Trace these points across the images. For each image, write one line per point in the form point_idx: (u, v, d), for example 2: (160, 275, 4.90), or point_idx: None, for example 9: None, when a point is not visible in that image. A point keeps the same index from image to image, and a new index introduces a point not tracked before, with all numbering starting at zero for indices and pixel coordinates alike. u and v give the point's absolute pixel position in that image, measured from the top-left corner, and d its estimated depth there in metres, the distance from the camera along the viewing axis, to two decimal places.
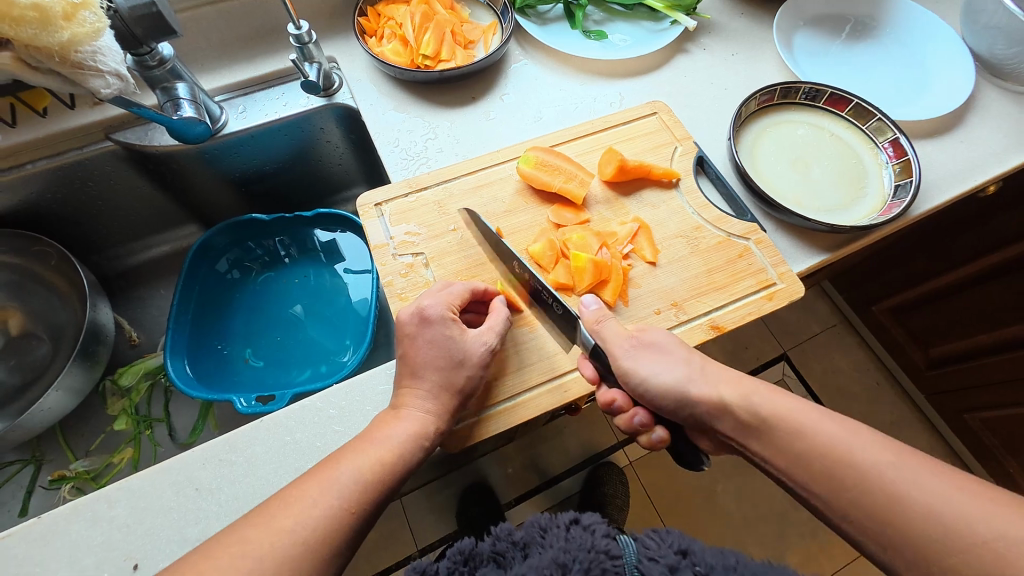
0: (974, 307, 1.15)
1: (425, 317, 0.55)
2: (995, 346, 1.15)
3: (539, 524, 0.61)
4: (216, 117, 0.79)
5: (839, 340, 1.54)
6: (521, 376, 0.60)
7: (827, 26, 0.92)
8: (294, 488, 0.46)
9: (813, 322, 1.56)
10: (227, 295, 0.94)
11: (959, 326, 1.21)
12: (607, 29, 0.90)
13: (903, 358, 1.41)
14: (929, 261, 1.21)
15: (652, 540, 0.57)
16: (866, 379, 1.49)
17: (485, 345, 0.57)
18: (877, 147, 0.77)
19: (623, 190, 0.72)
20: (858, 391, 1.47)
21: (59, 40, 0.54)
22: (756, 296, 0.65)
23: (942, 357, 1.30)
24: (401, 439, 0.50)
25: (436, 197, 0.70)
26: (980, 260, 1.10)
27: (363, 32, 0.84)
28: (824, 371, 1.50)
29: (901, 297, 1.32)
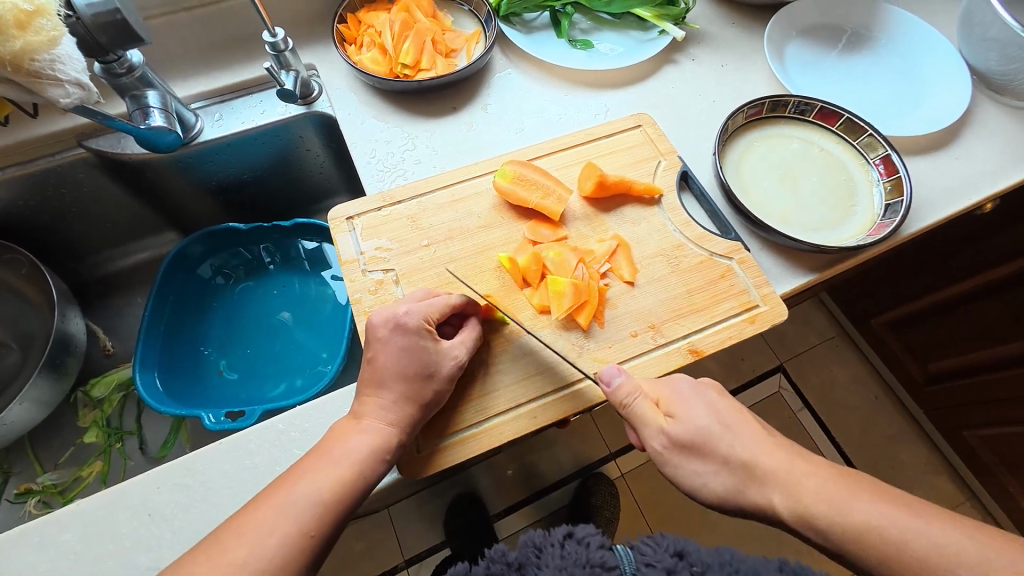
0: (972, 322, 1.12)
1: (384, 341, 0.53)
2: (994, 363, 1.12)
3: (532, 543, 0.55)
4: (191, 125, 0.78)
5: (837, 353, 1.51)
6: (488, 402, 0.57)
7: (821, 37, 0.89)
8: (246, 517, 0.45)
9: (811, 334, 1.53)
10: (207, 303, 0.92)
11: (956, 342, 1.18)
12: (594, 37, 0.88)
13: (901, 373, 1.38)
14: (925, 276, 1.18)
15: (647, 545, 0.54)
16: (864, 394, 1.45)
17: (455, 359, 0.55)
18: (868, 163, 0.74)
19: (603, 206, 0.69)
20: (855, 406, 1.44)
21: (11, 49, 0.52)
22: (738, 319, 0.63)
23: (940, 372, 1.27)
24: (361, 462, 0.49)
25: (410, 210, 0.68)
26: (978, 277, 1.08)
27: (343, 40, 0.82)
28: (822, 385, 1.47)
29: (900, 311, 1.29)
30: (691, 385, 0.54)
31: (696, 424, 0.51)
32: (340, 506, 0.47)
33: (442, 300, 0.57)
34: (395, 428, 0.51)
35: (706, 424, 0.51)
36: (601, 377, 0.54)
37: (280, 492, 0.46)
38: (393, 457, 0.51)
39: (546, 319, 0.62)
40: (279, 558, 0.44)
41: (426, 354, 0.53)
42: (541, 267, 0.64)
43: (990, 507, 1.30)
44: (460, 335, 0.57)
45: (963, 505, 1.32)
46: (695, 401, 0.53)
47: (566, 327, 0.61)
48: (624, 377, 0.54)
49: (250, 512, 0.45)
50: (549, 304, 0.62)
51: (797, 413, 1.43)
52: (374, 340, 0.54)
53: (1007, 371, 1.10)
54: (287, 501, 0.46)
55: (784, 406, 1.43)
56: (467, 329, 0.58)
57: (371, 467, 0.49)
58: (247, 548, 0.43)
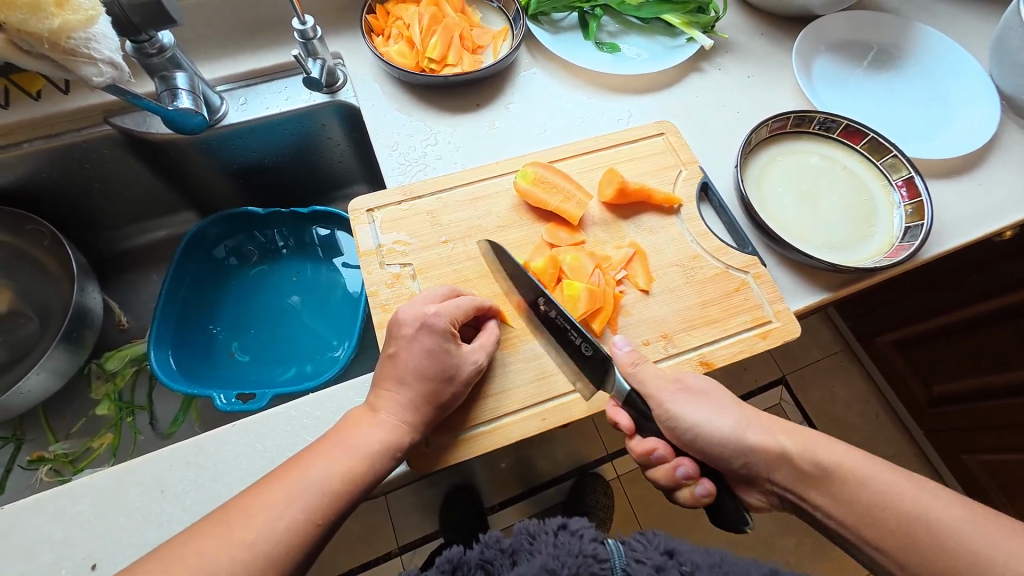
0: (985, 344, 1.11)
1: (401, 334, 0.54)
2: (1001, 390, 1.12)
3: (527, 530, 0.50)
4: (216, 107, 0.79)
5: (841, 368, 1.51)
6: (497, 401, 0.58)
7: (850, 53, 0.89)
8: (254, 497, 0.46)
9: (814, 348, 1.54)
10: (221, 283, 0.93)
11: (963, 365, 1.18)
12: (621, 41, 0.88)
13: (905, 393, 1.39)
14: (931, 296, 1.18)
15: (637, 542, 0.48)
16: (865, 411, 1.46)
17: (475, 363, 0.56)
18: (890, 185, 0.74)
19: (622, 213, 0.69)
20: (854, 422, 1.45)
21: (49, 27, 0.52)
22: (750, 334, 0.63)
23: (945, 395, 1.27)
24: (374, 457, 0.50)
25: (429, 206, 0.68)
26: (990, 301, 1.08)
27: (370, 30, 0.82)
28: (823, 398, 1.47)
29: (906, 331, 1.29)
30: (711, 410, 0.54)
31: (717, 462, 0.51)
32: (348, 489, 0.48)
33: (466, 303, 0.57)
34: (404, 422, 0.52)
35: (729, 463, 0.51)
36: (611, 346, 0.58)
37: (292, 480, 0.47)
38: (404, 453, 0.52)
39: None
40: (286, 548, 0.44)
41: (442, 351, 0.54)
42: (558, 270, 0.64)
43: None
44: (480, 339, 0.58)
45: None
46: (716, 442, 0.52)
47: None
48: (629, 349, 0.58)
49: (258, 492, 0.46)
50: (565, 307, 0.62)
51: (796, 426, 1.43)
52: (398, 336, 0.54)
53: (1014, 398, 1.10)
54: (298, 488, 0.46)
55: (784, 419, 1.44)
56: (487, 331, 0.59)
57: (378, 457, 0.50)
58: (254, 528, 0.44)
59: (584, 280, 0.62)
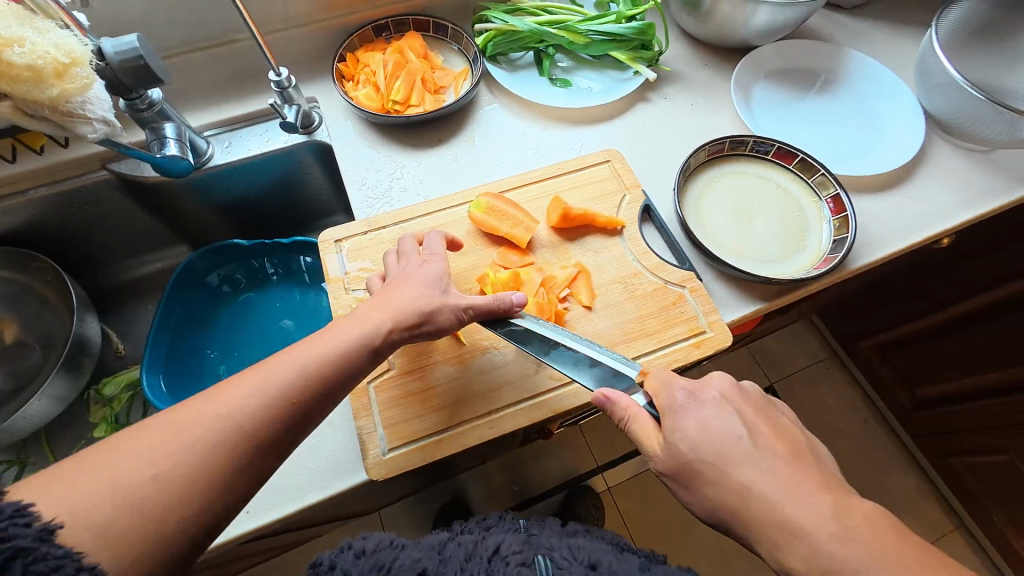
0: (960, 349, 1.17)
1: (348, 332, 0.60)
2: (978, 392, 1.16)
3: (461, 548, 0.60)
4: (202, 151, 0.86)
5: (827, 375, 1.56)
6: (449, 412, 0.63)
7: (786, 80, 0.95)
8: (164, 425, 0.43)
9: (802, 355, 1.60)
10: (214, 310, 1.01)
11: (942, 369, 1.23)
12: (573, 77, 0.95)
13: (890, 398, 1.43)
14: (913, 301, 1.24)
15: (563, 560, 0.58)
16: (855, 418, 1.50)
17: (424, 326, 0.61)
18: (820, 201, 0.80)
19: (569, 235, 0.76)
20: (845, 428, 1.49)
21: (49, 95, 0.60)
22: (685, 343, 0.68)
23: (928, 399, 1.31)
24: None
25: (392, 236, 0.75)
26: (958, 306, 1.14)
27: (342, 76, 0.90)
28: (813, 407, 1.52)
29: (887, 336, 1.35)
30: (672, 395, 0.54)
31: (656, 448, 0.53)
32: None
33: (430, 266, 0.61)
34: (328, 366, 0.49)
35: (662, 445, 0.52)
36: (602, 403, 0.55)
37: None
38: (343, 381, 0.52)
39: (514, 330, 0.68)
40: None
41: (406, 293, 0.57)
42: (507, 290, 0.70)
43: (977, 536, 1.33)
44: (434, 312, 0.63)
45: (950, 532, 1.35)
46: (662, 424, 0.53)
47: None
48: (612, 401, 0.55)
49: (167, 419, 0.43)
50: None
51: None
52: None
53: (991, 401, 1.14)
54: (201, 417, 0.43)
55: None
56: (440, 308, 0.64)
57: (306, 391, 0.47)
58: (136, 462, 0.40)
59: (530, 298, 0.68)
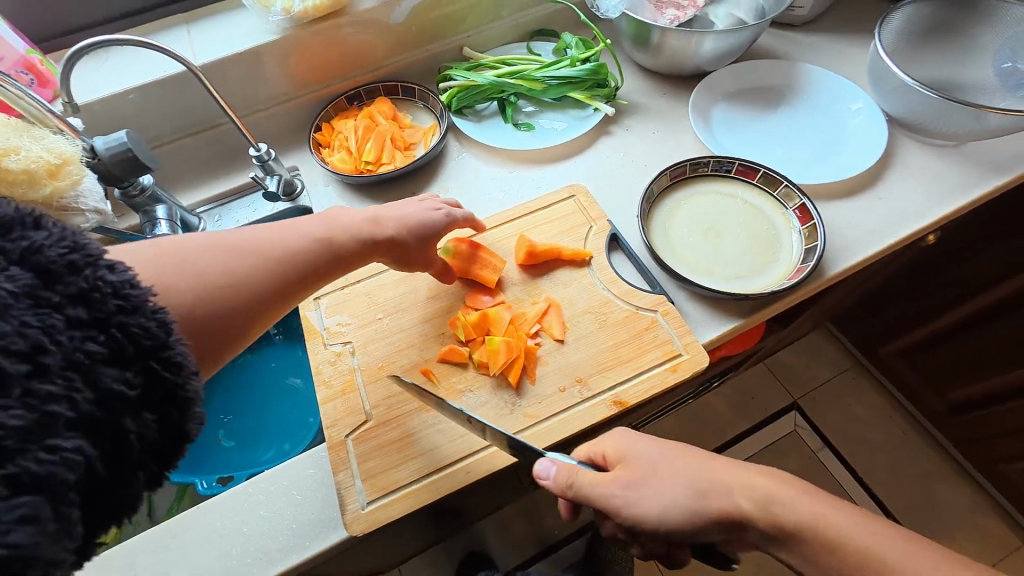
0: (986, 347, 1.12)
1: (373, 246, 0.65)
2: (1012, 391, 1.10)
3: None
4: (195, 227, 0.92)
5: (854, 385, 1.49)
6: (425, 459, 0.63)
7: (744, 98, 0.98)
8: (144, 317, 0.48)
9: (823, 367, 1.53)
10: (220, 374, 1.03)
11: (971, 369, 1.18)
12: (537, 120, 1.00)
13: (923, 404, 1.37)
14: (926, 300, 1.20)
15: None
16: (890, 429, 1.43)
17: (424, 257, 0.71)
18: (787, 212, 0.80)
19: (538, 271, 0.77)
20: (882, 442, 1.41)
21: (43, 194, 0.67)
22: (661, 368, 0.67)
23: (964, 402, 1.25)
24: None
25: (368, 288, 0.77)
26: (975, 301, 1.10)
27: (319, 144, 0.96)
28: (841, 420, 1.45)
29: (906, 339, 1.31)
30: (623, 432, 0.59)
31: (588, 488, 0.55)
32: None
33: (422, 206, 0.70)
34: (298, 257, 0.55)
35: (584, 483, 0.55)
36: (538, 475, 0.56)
37: None
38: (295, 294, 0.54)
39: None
40: None
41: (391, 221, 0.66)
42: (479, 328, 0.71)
43: None
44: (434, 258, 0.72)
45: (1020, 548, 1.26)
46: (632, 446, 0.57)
47: (500, 385, 0.67)
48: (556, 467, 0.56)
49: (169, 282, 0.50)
50: (487, 361, 0.68)
51: (818, 452, 1.41)
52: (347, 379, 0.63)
53: None
54: (168, 248, 0.48)
55: (804, 446, 1.42)
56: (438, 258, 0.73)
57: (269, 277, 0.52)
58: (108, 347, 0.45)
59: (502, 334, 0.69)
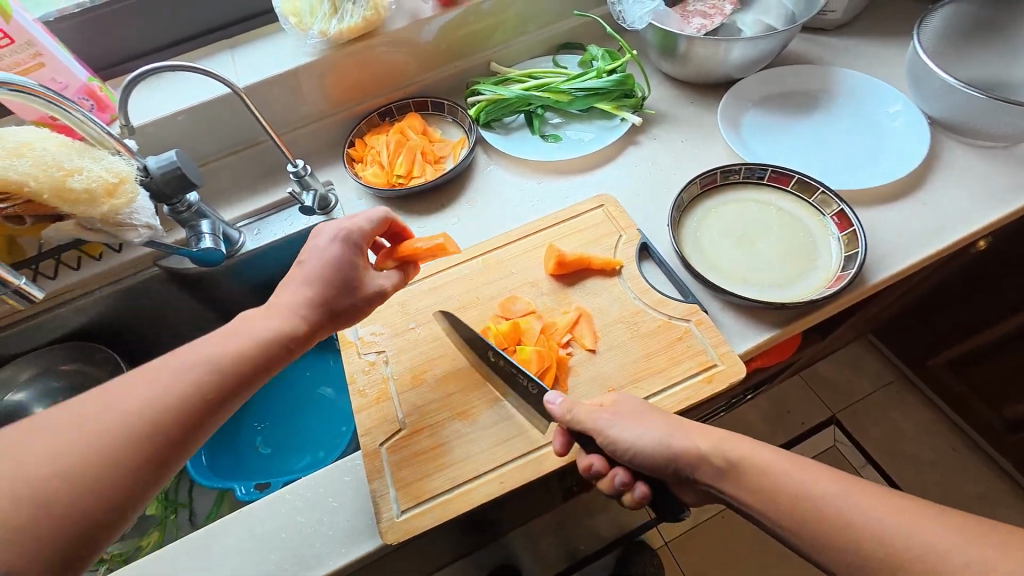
0: None
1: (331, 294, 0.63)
2: None
3: None
4: (235, 240, 0.96)
5: (898, 399, 1.43)
6: (494, 451, 0.64)
7: (775, 104, 0.96)
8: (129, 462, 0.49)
9: (864, 380, 1.47)
10: (255, 383, 1.07)
11: None
12: (564, 131, 1.01)
13: (976, 418, 1.30)
14: (977, 310, 1.14)
15: None
16: (939, 445, 1.36)
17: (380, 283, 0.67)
18: (825, 218, 0.78)
19: (568, 280, 0.77)
20: (932, 459, 1.34)
21: (101, 211, 0.71)
22: (696, 379, 0.66)
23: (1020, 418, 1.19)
24: None
25: (401, 298, 0.79)
26: None
27: (353, 159, 1.00)
28: (885, 435, 1.39)
29: (954, 350, 1.25)
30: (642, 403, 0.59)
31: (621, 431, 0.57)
32: None
33: (359, 233, 0.66)
34: (213, 379, 0.52)
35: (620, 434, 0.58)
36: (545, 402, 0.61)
37: None
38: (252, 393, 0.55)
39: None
40: None
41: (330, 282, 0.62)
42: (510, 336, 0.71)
43: None
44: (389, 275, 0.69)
45: None
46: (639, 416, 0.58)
47: None
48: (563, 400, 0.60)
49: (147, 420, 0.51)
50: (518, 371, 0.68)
51: (860, 470, 1.35)
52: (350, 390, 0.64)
53: None
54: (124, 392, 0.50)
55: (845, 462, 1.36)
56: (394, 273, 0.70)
57: (180, 412, 0.49)
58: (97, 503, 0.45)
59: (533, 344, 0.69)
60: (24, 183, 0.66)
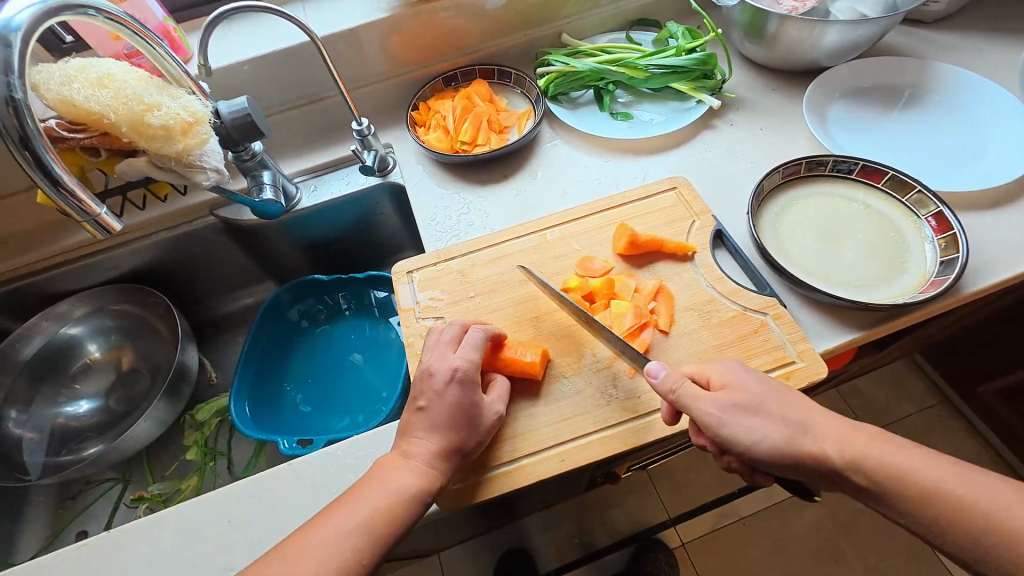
0: None
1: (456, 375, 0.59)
2: None
3: None
4: (293, 196, 0.95)
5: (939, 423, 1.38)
6: (556, 428, 0.62)
7: (866, 97, 0.91)
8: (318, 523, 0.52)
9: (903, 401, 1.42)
10: (295, 341, 1.07)
11: None
12: (634, 110, 0.96)
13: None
14: None
15: None
16: None
17: (495, 413, 0.61)
18: (920, 220, 0.73)
19: (637, 262, 0.74)
20: None
21: (176, 149, 0.70)
22: (772, 374, 0.63)
23: None
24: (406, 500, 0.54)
25: (461, 266, 0.77)
26: None
27: (415, 123, 0.97)
28: None
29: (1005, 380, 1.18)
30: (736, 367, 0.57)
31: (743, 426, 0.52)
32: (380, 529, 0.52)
33: (478, 335, 0.63)
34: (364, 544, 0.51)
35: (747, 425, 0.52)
36: (647, 373, 0.56)
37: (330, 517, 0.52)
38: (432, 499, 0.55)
39: (597, 343, 0.68)
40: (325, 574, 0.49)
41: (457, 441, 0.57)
42: (594, 292, 0.71)
43: None
44: (495, 391, 0.63)
45: None
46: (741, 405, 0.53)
47: (596, 374, 0.65)
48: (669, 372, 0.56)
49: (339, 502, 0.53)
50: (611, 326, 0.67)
51: None
52: (429, 391, 0.59)
53: None
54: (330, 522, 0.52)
55: None
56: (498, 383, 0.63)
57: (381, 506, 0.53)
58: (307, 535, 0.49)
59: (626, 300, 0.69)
60: (104, 115, 0.66)
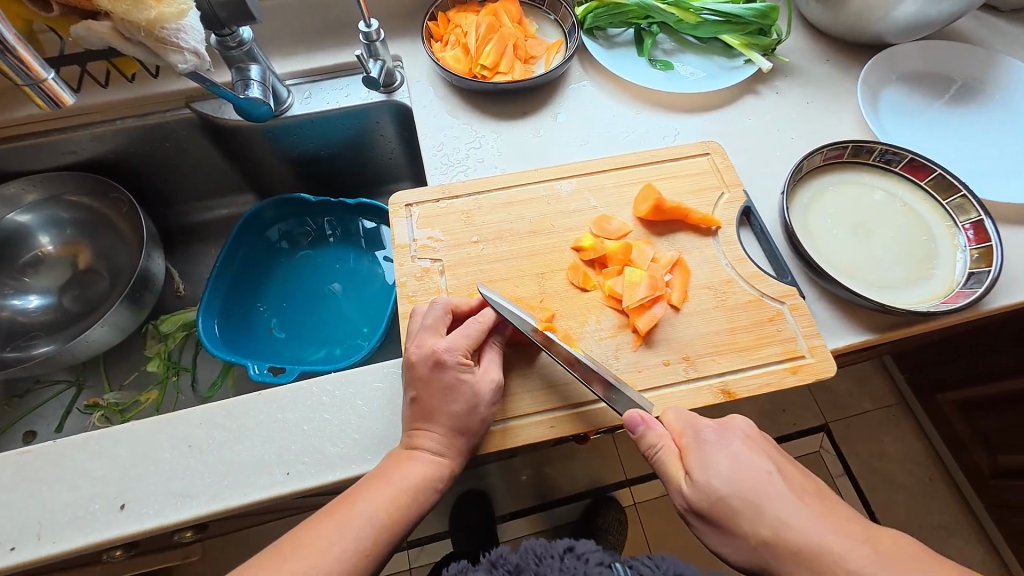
0: None
1: (442, 360, 0.54)
2: None
3: (535, 551, 0.64)
4: (283, 99, 0.85)
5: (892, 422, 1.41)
6: (548, 392, 0.59)
7: (923, 84, 0.83)
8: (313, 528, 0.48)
9: (864, 398, 1.44)
10: (272, 262, 0.99)
11: None
12: (675, 59, 0.87)
13: (965, 459, 1.28)
14: None
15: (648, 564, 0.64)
16: (917, 474, 1.35)
17: (491, 381, 0.56)
18: (956, 227, 0.69)
19: (657, 229, 0.69)
20: (905, 483, 1.34)
21: (147, 17, 0.59)
22: (779, 367, 0.60)
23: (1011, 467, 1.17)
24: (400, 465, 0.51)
25: (465, 206, 0.70)
26: None
27: (431, 36, 0.86)
28: (870, 454, 1.38)
29: (971, 391, 1.21)
30: (716, 432, 0.50)
31: (713, 484, 0.47)
32: None
33: (476, 326, 0.57)
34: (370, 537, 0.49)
35: (721, 483, 0.47)
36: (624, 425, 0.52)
37: None
38: (444, 487, 0.53)
39: (603, 310, 0.63)
40: None
41: (455, 427, 0.54)
42: (607, 256, 0.65)
43: None
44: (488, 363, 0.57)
45: None
46: (719, 452, 0.49)
47: (597, 342, 0.61)
48: (646, 426, 0.52)
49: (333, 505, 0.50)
50: (622, 294, 0.63)
51: (835, 478, 1.35)
52: (418, 379, 0.54)
53: None
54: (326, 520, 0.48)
55: (822, 466, 1.37)
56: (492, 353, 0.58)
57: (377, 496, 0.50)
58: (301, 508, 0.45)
59: (643, 269, 0.64)
60: None
